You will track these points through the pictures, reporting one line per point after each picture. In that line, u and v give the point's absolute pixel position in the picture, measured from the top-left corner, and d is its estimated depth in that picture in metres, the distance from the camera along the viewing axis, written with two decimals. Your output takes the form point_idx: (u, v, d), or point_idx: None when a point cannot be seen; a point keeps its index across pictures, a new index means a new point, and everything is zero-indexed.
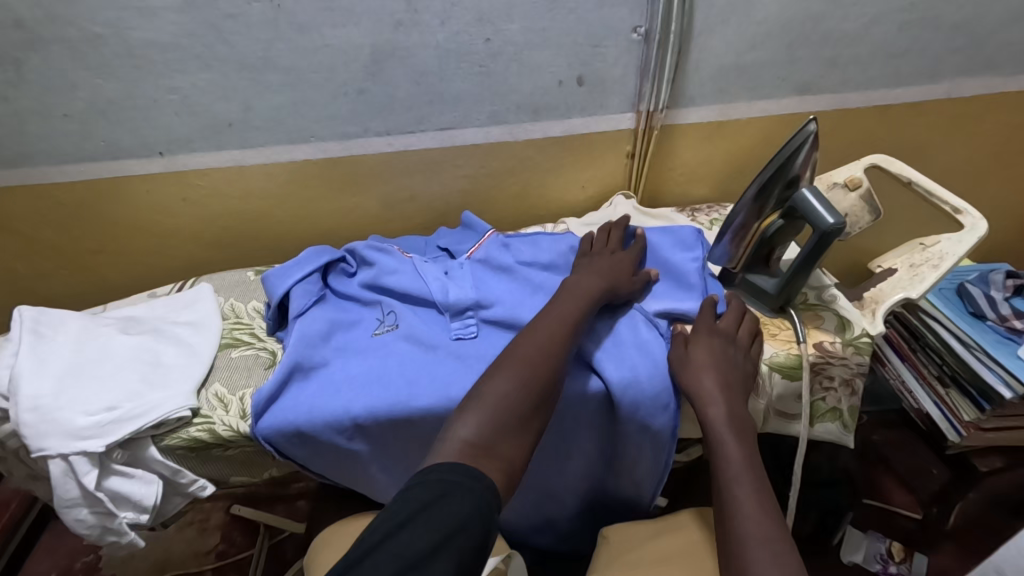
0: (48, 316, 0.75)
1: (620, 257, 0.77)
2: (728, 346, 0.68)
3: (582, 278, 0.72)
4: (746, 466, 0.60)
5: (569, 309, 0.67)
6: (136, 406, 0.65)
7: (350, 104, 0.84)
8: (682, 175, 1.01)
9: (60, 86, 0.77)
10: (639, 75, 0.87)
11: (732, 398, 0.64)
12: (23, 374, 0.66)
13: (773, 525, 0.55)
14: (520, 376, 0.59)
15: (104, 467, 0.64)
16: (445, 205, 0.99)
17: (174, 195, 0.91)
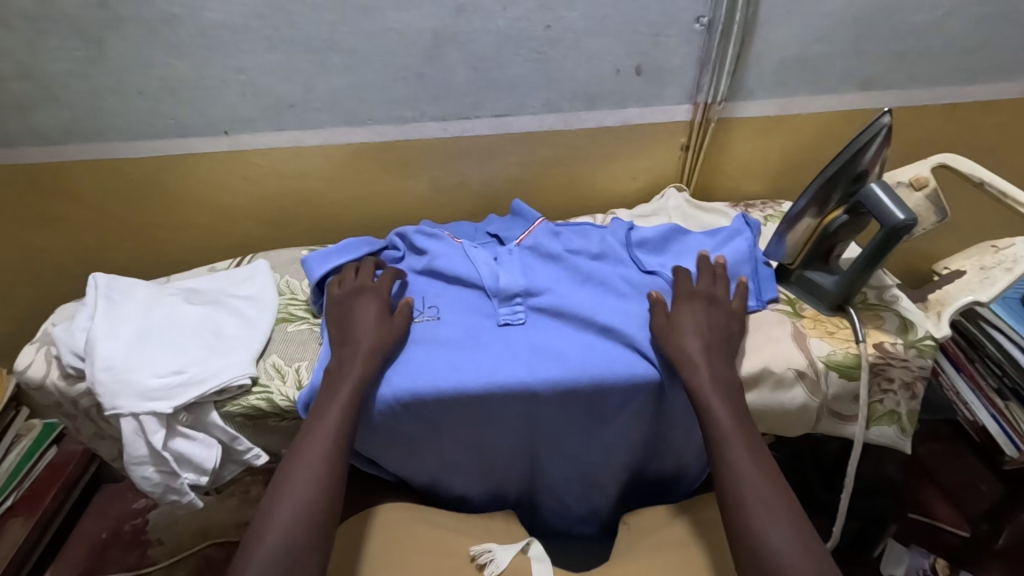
0: (119, 283, 0.78)
1: (367, 307, 0.71)
2: (714, 305, 0.71)
3: (345, 358, 0.68)
4: (740, 434, 0.62)
5: (333, 415, 0.63)
6: (200, 371, 0.68)
7: (408, 88, 0.85)
8: (736, 169, 0.99)
9: (135, 64, 0.81)
10: (698, 66, 0.85)
11: (717, 352, 0.67)
12: (98, 336, 0.69)
13: (777, 490, 0.58)
14: (295, 517, 0.58)
15: (170, 428, 0.67)
16: (494, 192, 1.00)
17: (235, 174, 0.94)
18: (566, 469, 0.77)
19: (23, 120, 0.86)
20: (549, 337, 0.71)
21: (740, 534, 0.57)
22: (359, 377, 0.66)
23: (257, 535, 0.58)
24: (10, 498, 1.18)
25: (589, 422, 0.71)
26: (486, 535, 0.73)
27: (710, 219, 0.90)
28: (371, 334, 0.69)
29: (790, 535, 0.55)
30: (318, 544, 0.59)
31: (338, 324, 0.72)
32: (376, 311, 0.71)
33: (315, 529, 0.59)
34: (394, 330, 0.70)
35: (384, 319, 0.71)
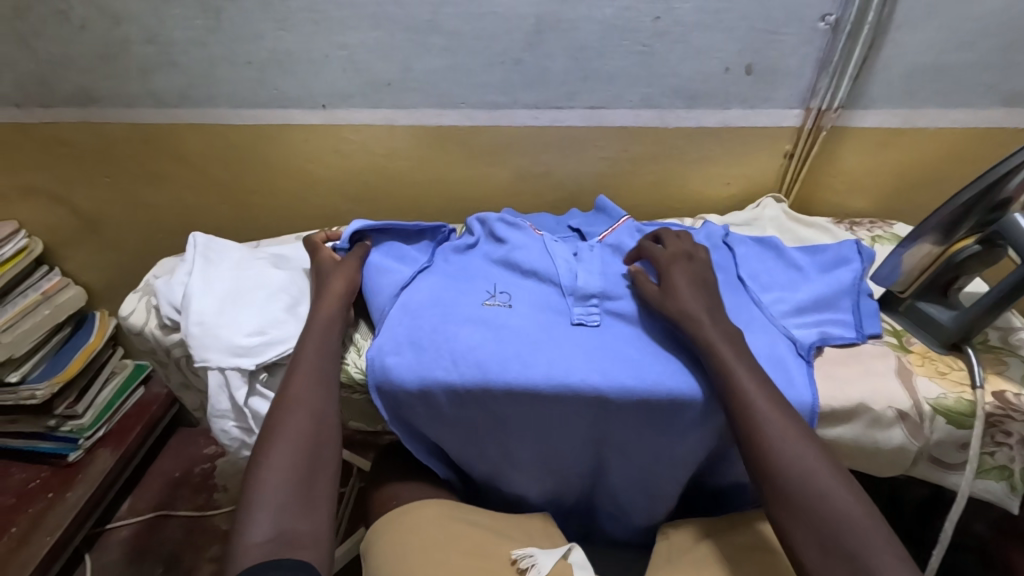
0: (217, 244, 0.83)
1: (343, 268, 0.76)
2: (702, 268, 0.72)
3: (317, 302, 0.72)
4: (777, 408, 0.59)
5: (314, 345, 0.67)
6: (283, 334, 0.71)
7: (505, 74, 0.84)
8: (842, 183, 0.92)
9: (248, 35, 0.84)
10: (816, 68, 0.79)
11: (716, 311, 0.67)
12: (195, 292, 0.74)
13: (828, 461, 0.56)
14: (296, 436, 0.59)
15: (250, 386, 0.70)
16: (577, 186, 0.97)
17: (328, 147, 0.96)
18: (630, 479, 0.75)
19: (144, 83, 0.91)
20: (625, 345, 0.69)
21: (788, 490, 0.55)
22: (330, 318, 0.70)
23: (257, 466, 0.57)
24: (102, 429, 1.28)
25: (661, 438, 0.68)
26: (526, 538, 0.71)
27: (810, 235, 0.84)
28: (341, 282, 0.74)
29: (851, 500, 0.53)
30: (325, 460, 0.59)
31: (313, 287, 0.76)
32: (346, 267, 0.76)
33: (319, 447, 0.59)
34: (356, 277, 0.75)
35: (349, 270, 0.76)
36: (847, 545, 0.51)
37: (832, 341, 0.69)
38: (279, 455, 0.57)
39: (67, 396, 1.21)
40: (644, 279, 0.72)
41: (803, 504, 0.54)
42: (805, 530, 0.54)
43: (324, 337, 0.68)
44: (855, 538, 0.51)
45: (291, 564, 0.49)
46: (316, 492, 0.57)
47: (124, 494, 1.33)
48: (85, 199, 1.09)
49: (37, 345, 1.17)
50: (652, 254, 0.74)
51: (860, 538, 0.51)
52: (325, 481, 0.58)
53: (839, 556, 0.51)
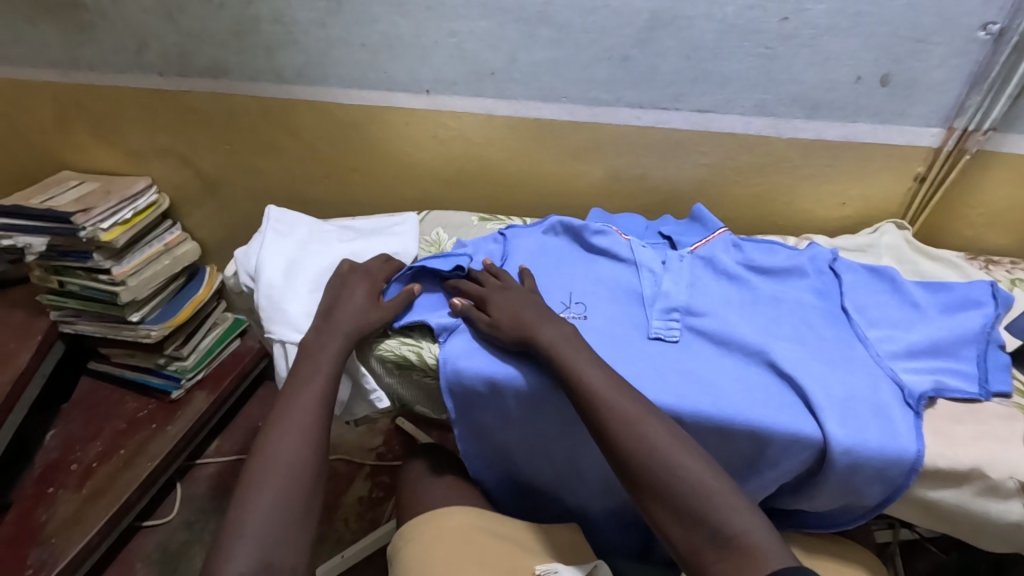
0: (286, 217, 0.86)
1: (359, 291, 0.73)
2: (522, 293, 0.71)
3: (323, 334, 0.70)
4: (614, 386, 0.60)
5: (316, 386, 0.66)
6: None
7: (612, 69, 0.81)
8: (982, 216, 0.81)
9: (365, 19, 0.87)
10: (967, 83, 0.70)
11: (556, 323, 0.67)
12: (264, 264, 0.78)
13: (674, 435, 0.57)
14: (289, 464, 0.60)
15: None
16: (674, 192, 0.93)
17: (428, 132, 0.98)
18: None
19: (268, 60, 0.97)
20: (705, 366, 0.65)
21: (665, 476, 0.55)
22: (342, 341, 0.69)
23: (246, 499, 0.58)
24: (201, 372, 1.41)
25: (735, 472, 0.64)
26: (551, 555, 0.70)
27: (935, 270, 0.75)
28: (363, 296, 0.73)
29: (698, 471, 0.55)
30: (312, 493, 0.60)
31: (325, 309, 0.73)
32: (365, 294, 0.73)
33: (308, 484, 0.60)
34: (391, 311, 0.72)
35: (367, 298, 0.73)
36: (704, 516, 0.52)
37: (949, 401, 0.61)
38: (269, 487, 0.58)
39: (175, 339, 1.34)
40: (473, 312, 0.70)
41: (651, 475, 0.55)
42: (676, 519, 0.54)
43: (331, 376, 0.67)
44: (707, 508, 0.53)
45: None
46: (303, 520, 0.58)
47: (212, 435, 1.45)
48: (207, 163, 1.19)
49: (155, 292, 1.30)
50: (465, 286, 0.73)
51: (718, 510, 0.52)
52: (311, 508, 0.60)
53: (695, 523, 0.53)
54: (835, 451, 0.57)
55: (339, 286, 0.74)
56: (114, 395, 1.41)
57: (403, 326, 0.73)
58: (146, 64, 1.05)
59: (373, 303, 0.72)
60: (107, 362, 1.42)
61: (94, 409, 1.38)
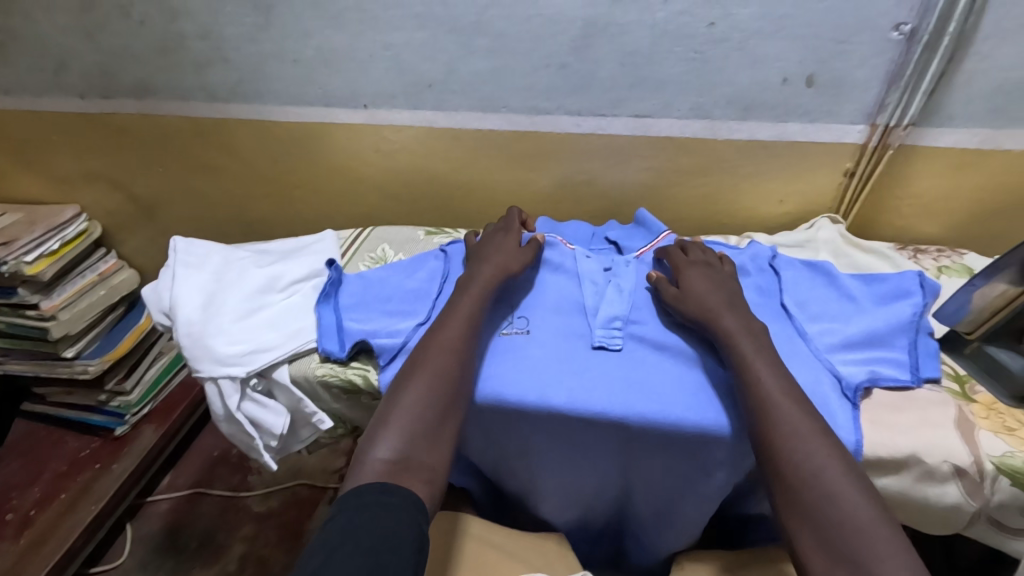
0: (195, 246, 0.81)
1: (508, 238, 0.77)
2: (721, 276, 0.70)
3: (472, 282, 0.71)
4: (763, 364, 0.59)
5: (456, 326, 0.67)
6: (274, 339, 0.72)
7: (550, 77, 0.81)
8: (910, 207, 0.84)
9: (297, 34, 0.84)
10: (885, 81, 0.73)
11: (740, 313, 0.65)
12: (179, 299, 0.73)
13: (789, 385, 0.58)
14: (430, 395, 0.61)
15: (243, 392, 0.71)
16: (621, 197, 0.94)
17: (370, 145, 0.96)
18: (655, 505, 0.72)
19: (198, 78, 0.93)
20: (650, 373, 0.65)
21: (797, 449, 0.54)
22: (487, 286, 0.71)
23: (395, 399, 0.62)
24: (147, 406, 1.34)
25: (687, 470, 0.65)
26: (540, 562, 0.71)
27: (868, 262, 0.78)
28: (507, 253, 0.75)
29: (801, 416, 0.55)
30: (444, 428, 0.61)
31: (473, 253, 0.78)
32: (515, 244, 0.77)
33: (438, 418, 0.61)
34: (523, 260, 0.75)
35: (517, 250, 0.76)
36: (802, 452, 0.53)
37: (885, 391, 0.63)
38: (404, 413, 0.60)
39: (117, 372, 1.28)
40: (666, 284, 0.71)
41: (781, 446, 0.54)
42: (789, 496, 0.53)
43: (478, 300, 0.69)
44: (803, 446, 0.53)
45: (400, 490, 0.54)
46: (430, 447, 0.59)
47: (166, 469, 1.38)
48: (142, 186, 1.14)
49: (92, 324, 1.23)
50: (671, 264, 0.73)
51: (831, 492, 0.51)
52: (442, 438, 0.60)
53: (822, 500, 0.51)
54: None
55: (488, 240, 0.78)
56: (54, 435, 1.33)
57: (342, 351, 0.71)
58: (67, 86, 1.00)
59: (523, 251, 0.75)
60: (45, 402, 1.35)
61: (33, 451, 1.30)
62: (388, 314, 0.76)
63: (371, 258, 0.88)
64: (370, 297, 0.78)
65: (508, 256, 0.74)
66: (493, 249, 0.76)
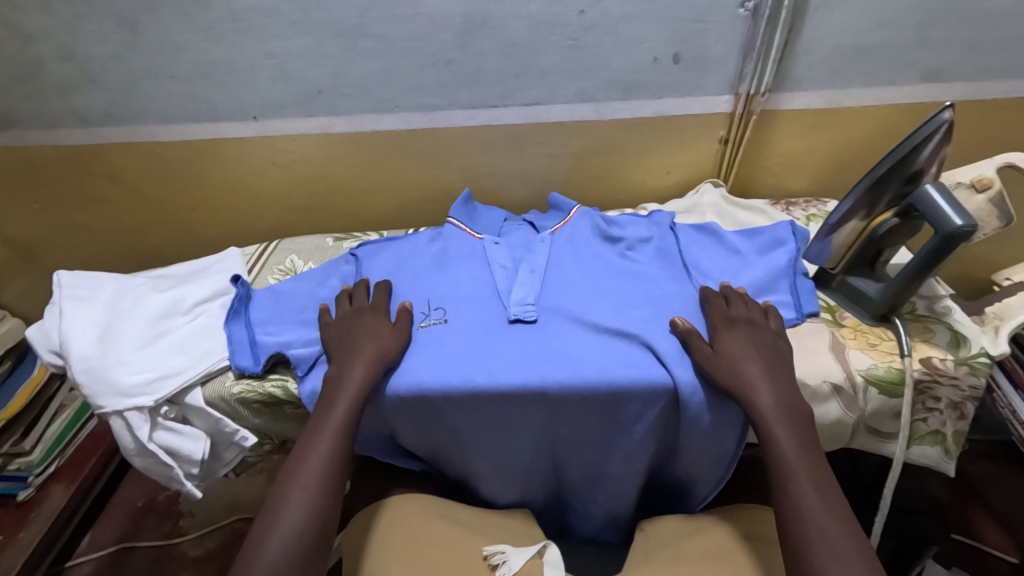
0: (83, 279, 0.76)
1: (376, 325, 0.70)
2: (760, 336, 0.66)
3: (340, 375, 0.66)
4: (800, 446, 0.58)
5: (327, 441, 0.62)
6: (181, 365, 0.70)
7: (438, 74, 0.83)
8: (779, 166, 0.93)
9: (171, 48, 0.81)
10: (741, 53, 0.80)
11: (778, 388, 0.61)
12: (70, 335, 0.69)
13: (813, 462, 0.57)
14: (299, 533, 0.57)
15: (154, 422, 0.68)
16: (525, 184, 0.97)
17: (266, 158, 0.94)
18: (587, 471, 0.75)
19: (67, 103, 0.88)
20: (562, 340, 0.68)
21: (812, 528, 0.53)
22: (360, 388, 0.65)
23: (268, 529, 0.57)
24: (53, 465, 1.24)
25: (609, 429, 0.69)
26: (504, 535, 0.73)
27: (747, 218, 0.86)
28: (371, 332, 0.69)
29: (821, 504, 0.54)
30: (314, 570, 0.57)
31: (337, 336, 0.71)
32: (383, 324, 0.70)
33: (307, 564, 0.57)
34: (402, 339, 0.70)
35: (389, 335, 0.69)
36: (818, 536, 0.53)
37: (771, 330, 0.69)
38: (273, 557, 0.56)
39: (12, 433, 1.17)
40: (696, 336, 0.66)
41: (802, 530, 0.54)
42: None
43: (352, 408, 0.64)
44: (840, 551, 0.51)
45: None
46: None
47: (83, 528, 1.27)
48: (17, 227, 1.05)
49: None
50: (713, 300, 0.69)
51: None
52: None
53: None
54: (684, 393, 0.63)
55: (348, 317, 0.72)
56: None
57: (257, 366, 0.70)
58: None
59: (393, 334, 0.69)
60: None
61: None
62: (301, 325, 0.75)
63: (280, 271, 0.87)
64: (280, 311, 0.77)
65: (371, 342, 0.68)
66: (355, 329, 0.70)
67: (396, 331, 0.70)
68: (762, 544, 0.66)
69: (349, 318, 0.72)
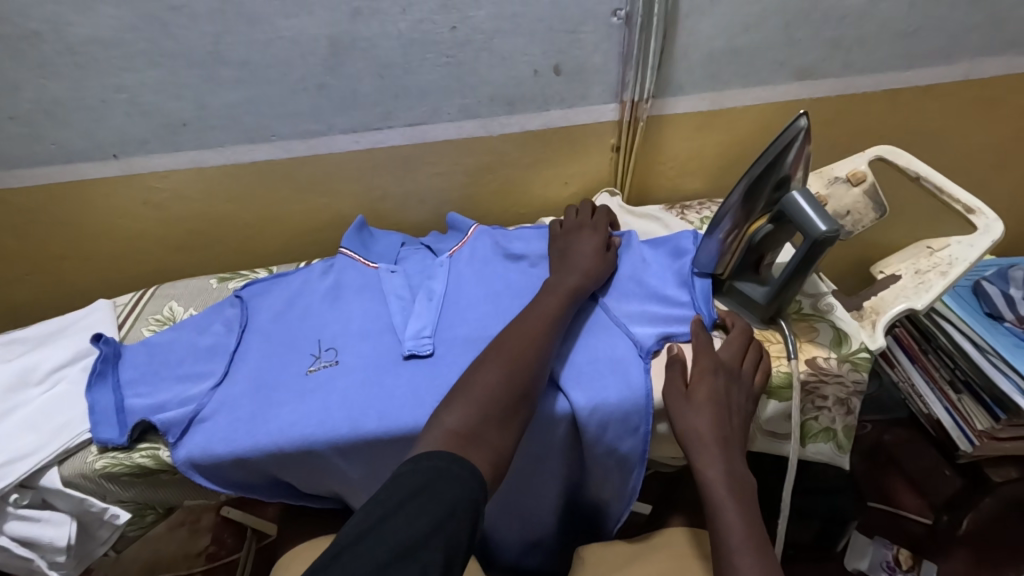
0: None
1: (593, 237, 0.74)
2: (730, 386, 0.61)
3: (558, 277, 0.68)
4: (749, 523, 0.53)
5: (539, 322, 0.62)
6: (30, 443, 0.63)
7: (311, 100, 0.78)
8: (673, 168, 0.94)
9: (3, 87, 0.73)
10: (621, 62, 0.79)
11: (729, 451, 0.57)
12: None
13: (760, 541, 0.52)
14: (507, 371, 0.56)
15: (2, 513, 0.61)
16: (422, 204, 0.94)
17: (133, 198, 0.87)
18: (498, 503, 0.73)
19: None
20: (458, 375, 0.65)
21: None
22: (572, 289, 0.67)
23: (468, 381, 0.56)
24: None
25: (512, 459, 0.67)
26: None
27: (642, 225, 0.86)
28: (590, 250, 0.72)
29: None
30: (512, 420, 0.54)
31: (558, 253, 0.74)
32: (598, 250, 0.73)
33: (506, 411, 0.54)
34: (609, 266, 0.72)
35: (604, 253, 0.72)
36: None
37: None
38: (481, 390, 0.54)
39: None
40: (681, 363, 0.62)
41: None
42: None
43: (562, 303, 0.65)
44: None
45: (439, 454, 0.47)
46: (495, 428, 0.52)
47: None
48: None
49: None
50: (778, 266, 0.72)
51: None
52: (509, 430, 0.53)
53: None
54: (581, 418, 0.61)
55: (572, 234, 0.75)
56: None
57: (125, 437, 0.63)
58: None
59: (604, 260, 0.72)
60: None
61: None
62: (178, 382, 0.69)
63: (157, 321, 0.80)
64: (154, 368, 0.70)
65: (587, 260, 0.70)
66: (580, 250, 0.72)
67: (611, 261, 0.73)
68: (690, 561, 0.66)
69: (578, 239, 0.74)
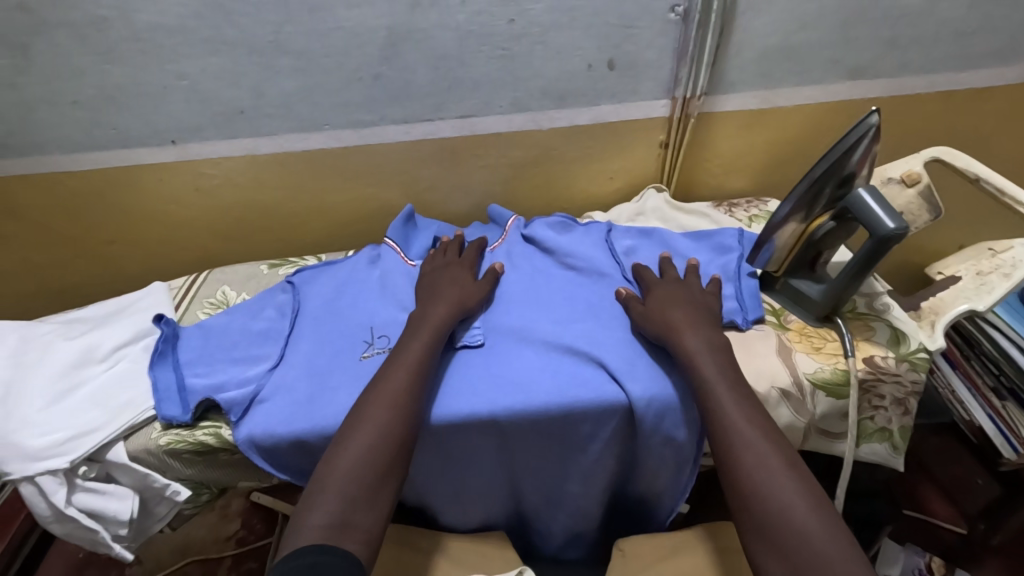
0: None
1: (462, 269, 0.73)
2: (687, 291, 0.68)
3: (420, 315, 0.67)
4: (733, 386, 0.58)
5: (399, 375, 0.61)
6: (96, 419, 0.64)
7: (366, 90, 0.80)
8: (719, 166, 0.94)
9: (69, 72, 0.75)
10: (674, 59, 0.79)
11: (701, 327, 0.63)
12: None
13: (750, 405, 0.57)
14: (369, 438, 0.57)
15: (70, 484, 0.62)
16: (466, 196, 0.94)
17: (186, 184, 0.88)
18: (544, 492, 0.73)
19: None
20: (513, 363, 0.65)
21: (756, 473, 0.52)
22: (437, 326, 0.65)
23: (332, 455, 0.56)
24: None
25: (564, 449, 0.67)
26: (479, 561, 0.70)
27: (690, 221, 0.86)
28: (453, 281, 0.71)
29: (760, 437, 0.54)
30: (380, 490, 0.56)
31: (426, 287, 0.72)
32: (468, 276, 0.72)
33: (373, 484, 0.55)
34: (480, 291, 0.71)
35: (475, 286, 0.71)
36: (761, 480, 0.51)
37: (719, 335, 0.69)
38: (344, 470, 0.55)
39: None
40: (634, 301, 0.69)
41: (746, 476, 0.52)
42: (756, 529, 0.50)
43: (425, 345, 0.64)
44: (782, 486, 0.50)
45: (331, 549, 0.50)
46: (364, 503, 0.54)
47: None
48: None
49: None
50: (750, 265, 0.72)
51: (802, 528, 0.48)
52: (380, 501, 0.55)
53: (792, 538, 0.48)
54: (637, 409, 0.62)
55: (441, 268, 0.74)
56: None
57: (188, 416, 0.65)
58: None
59: (478, 287, 0.71)
60: None
61: None
62: (233, 365, 0.70)
63: (211, 304, 0.82)
64: (208, 352, 0.71)
65: (451, 291, 0.69)
66: (446, 281, 0.71)
67: (483, 287, 0.72)
68: (736, 557, 0.67)
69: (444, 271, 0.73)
